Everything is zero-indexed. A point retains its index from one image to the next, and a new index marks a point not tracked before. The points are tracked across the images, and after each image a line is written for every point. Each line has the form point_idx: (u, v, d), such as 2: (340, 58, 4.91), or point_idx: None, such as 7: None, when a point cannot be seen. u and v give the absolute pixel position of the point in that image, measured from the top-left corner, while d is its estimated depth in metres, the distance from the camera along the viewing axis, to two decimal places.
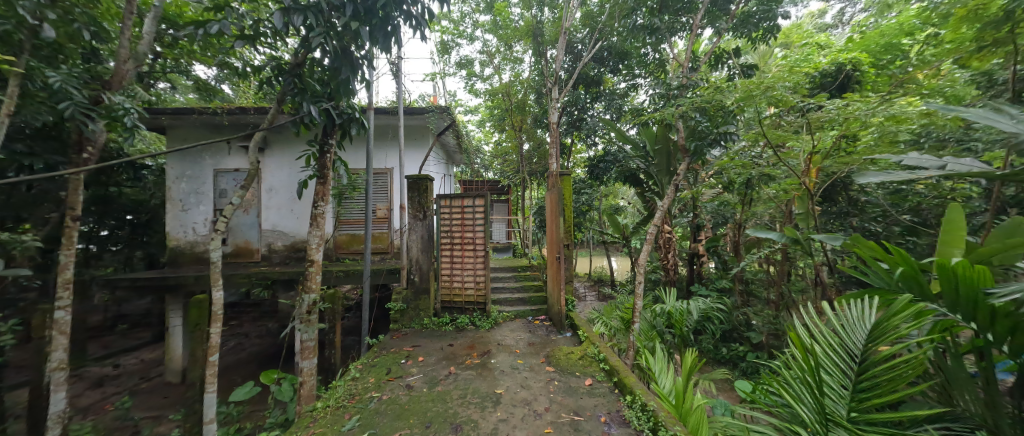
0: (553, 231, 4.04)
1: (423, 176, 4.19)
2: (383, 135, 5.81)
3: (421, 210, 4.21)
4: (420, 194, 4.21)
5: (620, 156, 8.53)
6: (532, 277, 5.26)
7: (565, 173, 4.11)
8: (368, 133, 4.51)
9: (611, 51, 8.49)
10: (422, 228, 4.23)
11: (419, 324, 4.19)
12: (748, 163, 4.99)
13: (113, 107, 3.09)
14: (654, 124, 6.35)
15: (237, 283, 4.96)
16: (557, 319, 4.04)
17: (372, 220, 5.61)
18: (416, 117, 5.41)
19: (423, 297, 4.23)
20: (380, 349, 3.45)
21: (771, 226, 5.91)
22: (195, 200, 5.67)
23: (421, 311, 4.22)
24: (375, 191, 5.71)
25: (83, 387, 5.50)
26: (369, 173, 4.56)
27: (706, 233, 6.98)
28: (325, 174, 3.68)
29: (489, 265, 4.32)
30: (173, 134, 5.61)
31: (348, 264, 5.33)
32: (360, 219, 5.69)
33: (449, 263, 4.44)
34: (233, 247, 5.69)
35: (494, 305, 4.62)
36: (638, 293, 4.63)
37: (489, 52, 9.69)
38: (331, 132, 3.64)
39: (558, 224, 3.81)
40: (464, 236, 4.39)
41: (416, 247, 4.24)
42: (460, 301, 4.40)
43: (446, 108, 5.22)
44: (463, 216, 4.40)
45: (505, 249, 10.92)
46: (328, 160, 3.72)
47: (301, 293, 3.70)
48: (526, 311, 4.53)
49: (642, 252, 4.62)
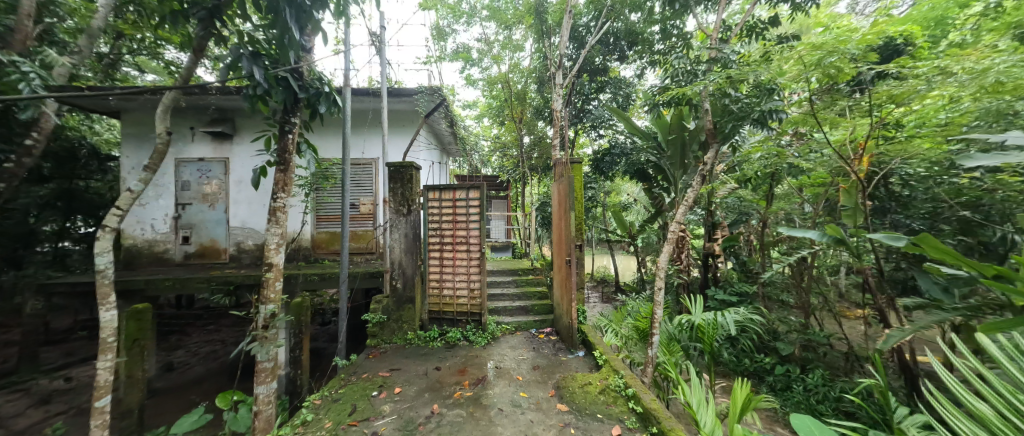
0: (562, 227, 3.39)
1: (407, 164, 3.55)
2: (364, 120, 5.17)
3: (405, 204, 3.58)
4: (404, 185, 3.58)
5: (628, 149, 7.93)
6: (534, 281, 4.66)
7: (575, 161, 3.48)
8: (343, 116, 3.86)
9: (618, 36, 7.87)
10: (406, 226, 3.60)
11: (402, 339, 3.56)
12: (782, 152, 4.38)
13: (7, 71, 2.67)
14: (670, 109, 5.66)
15: (196, 289, 4.31)
16: (566, 335, 3.39)
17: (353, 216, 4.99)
18: (400, 99, 4.76)
19: (407, 307, 3.59)
20: (350, 375, 2.83)
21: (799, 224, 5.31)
22: (154, 193, 5.00)
23: (404, 323, 3.59)
24: (358, 184, 5.09)
25: (25, 404, 4.86)
26: (344, 162, 3.91)
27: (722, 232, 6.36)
28: (287, 160, 3.03)
29: (485, 269, 3.69)
30: (127, 119, 4.96)
31: (326, 267, 4.71)
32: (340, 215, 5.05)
33: (437, 267, 3.80)
34: (198, 247, 5.05)
35: (491, 315, 4.00)
36: (656, 300, 4.02)
37: (488, 40, 9.37)
38: (293, 109, 3.02)
39: (569, 220, 3.16)
40: (456, 234, 3.76)
41: (400, 248, 3.60)
42: (450, 312, 3.78)
43: (436, 88, 4.57)
44: (454, 212, 3.76)
45: (504, 248, 10.34)
46: (290, 142, 3.06)
47: (258, 303, 3.04)
48: (528, 322, 3.93)
49: (662, 254, 4.00)
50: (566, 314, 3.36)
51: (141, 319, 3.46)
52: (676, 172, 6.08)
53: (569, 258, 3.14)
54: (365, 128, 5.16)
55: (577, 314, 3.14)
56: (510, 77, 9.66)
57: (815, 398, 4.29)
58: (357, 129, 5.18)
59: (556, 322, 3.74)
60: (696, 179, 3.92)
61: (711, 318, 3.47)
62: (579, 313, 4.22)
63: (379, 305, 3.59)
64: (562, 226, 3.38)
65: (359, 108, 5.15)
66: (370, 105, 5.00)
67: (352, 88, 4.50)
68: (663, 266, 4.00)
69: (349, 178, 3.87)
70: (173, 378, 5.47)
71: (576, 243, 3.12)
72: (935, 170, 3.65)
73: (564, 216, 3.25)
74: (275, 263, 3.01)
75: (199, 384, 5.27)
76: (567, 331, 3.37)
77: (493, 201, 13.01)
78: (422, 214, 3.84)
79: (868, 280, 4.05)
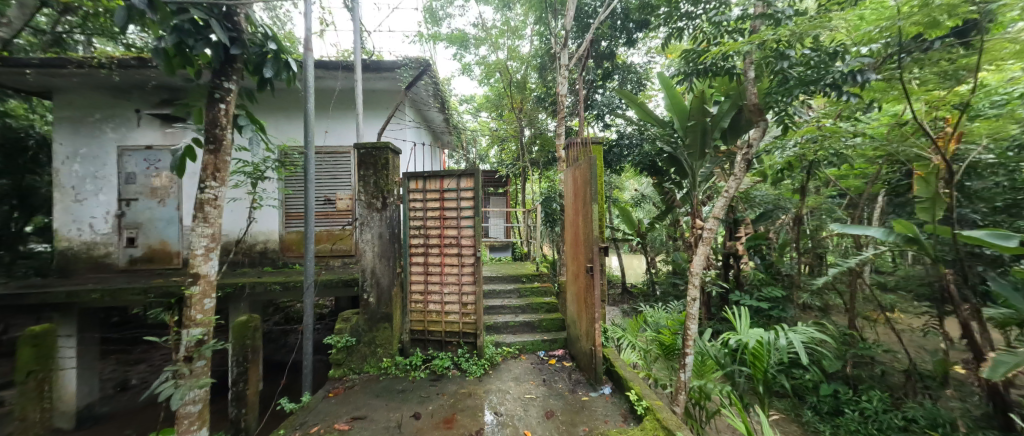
0: (580, 224, 2.67)
1: (381, 146, 2.85)
2: (329, 102, 4.48)
3: (379, 196, 2.89)
4: (377, 173, 2.88)
5: (638, 140, 7.24)
6: (541, 291, 3.95)
7: (596, 140, 2.74)
8: (304, 92, 3.14)
9: (626, 15, 7.17)
10: (381, 224, 2.90)
11: (377, 368, 2.86)
12: (831, 136, 3.69)
13: None
14: (693, 86, 4.68)
15: (132, 302, 3.58)
16: (587, 365, 2.67)
17: (328, 214, 4.31)
18: (373, 75, 4.06)
19: (383, 327, 2.89)
20: (298, 429, 2.12)
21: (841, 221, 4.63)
22: (93, 187, 4.26)
23: (379, 348, 2.90)
24: (333, 177, 4.41)
25: None
26: (308, 150, 3.17)
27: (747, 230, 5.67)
28: (219, 138, 2.30)
29: (481, 278, 2.97)
30: (59, 100, 4.21)
31: (294, 275, 4.01)
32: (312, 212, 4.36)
33: (421, 276, 3.08)
34: (146, 250, 4.31)
35: (488, 334, 3.31)
36: (688, 312, 3.30)
37: (485, 23, 8.66)
38: (225, 73, 2.30)
39: (592, 215, 2.42)
40: (444, 234, 3.04)
41: (373, 252, 2.90)
42: (437, 332, 3.06)
43: (423, 60, 3.87)
44: (442, 207, 3.05)
45: (504, 248, 9.71)
46: (224, 117, 2.33)
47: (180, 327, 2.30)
48: (533, 342, 3.25)
49: (697, 256, 3.27)
50: (586, 337, 2.65)
51: (42, 345, 2.72)
52: (696, 163, 5.15)
53: (590, 264, 2.42)
54: (331, 111, 4.45)
55: (601, 339, 2.43)
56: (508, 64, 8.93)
57: (875, 427, 3.60)
58: (324, 114, 4.48)
59: (572, 345, 3.03)
60: (738, 165, 3.21)
61: (763, 338, 2.77)
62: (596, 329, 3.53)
63: (348, 325, 2.89)
64: (581, 222, 2.66)
65: (325, 88, 4.46)
66: (338, 84, 4.30)
67: (316, 61, 3.76)
68: (698, 272, 3.28)
69: (313, 167, 3.15)
70: (122, 401, 4.73)
71: (600, 245, 2.40)
72: (1008, 155, 2.95)
73: (585, 209, 2.52)
74: (207, 274, 2.30)
75: (151, 409, 4.55)
76: (588, 359, 2.66)
77: (489, 197, 12.19)
78: (402, 210, 3.12)
79: (943, 287, 3.35)
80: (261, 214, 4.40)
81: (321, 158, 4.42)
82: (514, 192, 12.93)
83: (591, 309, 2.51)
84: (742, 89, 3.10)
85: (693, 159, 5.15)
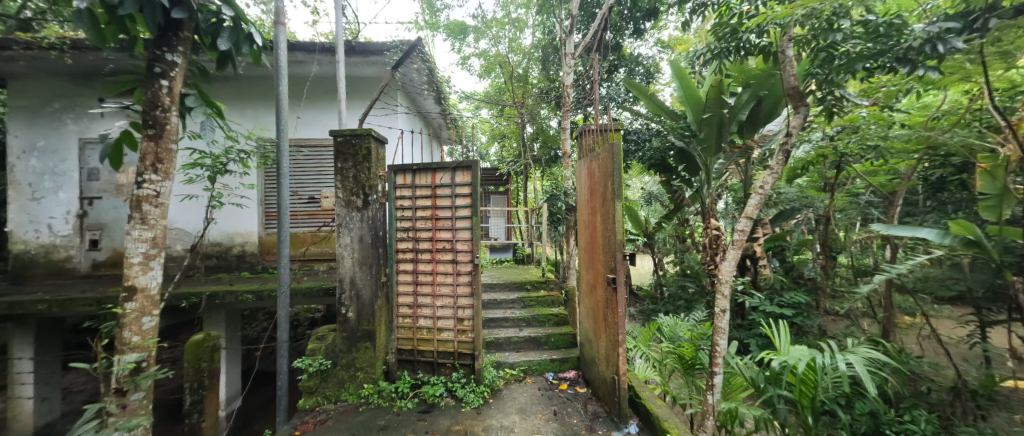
0: (599, 226, 2.27)
1: (362, 133, 2.51)
2: (302, 91, 4.12)
3: (359, 193, 2.52)
4: (358, 166, 2.53)
5: (646, 136, 6.84)
6: (547, 301, 3.65)
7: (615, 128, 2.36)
8: (275, 74, 2.74)
9: (635, 4, 6.76)
10: (362, 226, 2.53)
11: (356, 394, 2.53)
12: None
13: None
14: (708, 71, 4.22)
15: (84, 313, 3.18)
16: (608, 396, 2.29)
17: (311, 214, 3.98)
18: (357, 59, 3.71)
19: (364, 347, 2.55)
20: None
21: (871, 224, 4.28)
22: (53, 183, 3.86)
23: (360, 372, 2.55)
24: (316, 173, 4.04)
25: None
26: (279, 141, 2.76)
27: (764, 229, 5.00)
28: (161, 121, 1.88)
29: (479, 291, 2.60)
30: (16, 89, 3.85)
31: (270, 281, 3.62)
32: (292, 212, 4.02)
33: (410, 287, 2.72)
34: (111, 254, 3.93)
35: (489, 354, 3.00)
36: (715, 326, 2.88)
37: (485, 14, 8.24)
38: (170, 43, 1.91)
39: (616, 216, 2.03)
40: (436, 238, 2.68)
41: (353, 260, 2.53)
42: (428, 352, 2.73)
43: (415, 42, 3.54)
44: (434, 206, 2.68)
45: (506, 248, 9.46)
46: (169, 95, 1.92)
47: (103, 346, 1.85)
48: (538, 362, 2.91)
49: (726, 261, 2.85)
50: (608, 363, 2.24)
51: None
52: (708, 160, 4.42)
53: (613, 276, 2.01)
54: (304, 100, 4.08)
55: (627, 367, 2.02)
56: (509, 57, 8.53)
57: None
58: (298, 104, 4.11)
59: (588, 369, 2.65)
60: (774, 157, 2.79)
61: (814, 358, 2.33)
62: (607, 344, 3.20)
63: (322, 345, 2.53)
64: (600, 223, 2.26)
65: (297, 76, 4.12)
66: (312, 70, 3.96)
67: (293, 41, 3.39)
68: (727, 279, 2.86)
69: (286, 162, 2.75)
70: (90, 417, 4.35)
71: (624, 252, 2.00)
72: None
73: (606, 208, 2.13)
74: (146, 288, 1.89)
75: None
76: (608, 389, 2.26)
77: (490, 196, 11.77)
78: (386, 208, 2.72)
79: (1006, 297, 2.94)
80: (225, 211, 4.01)
81: (297, 152, 4.03)
82: (516, 191, 12.55)
83: (613, 331, 2.11)
84: (779, 70, 2.70)
85: (706, 155, 4.54)
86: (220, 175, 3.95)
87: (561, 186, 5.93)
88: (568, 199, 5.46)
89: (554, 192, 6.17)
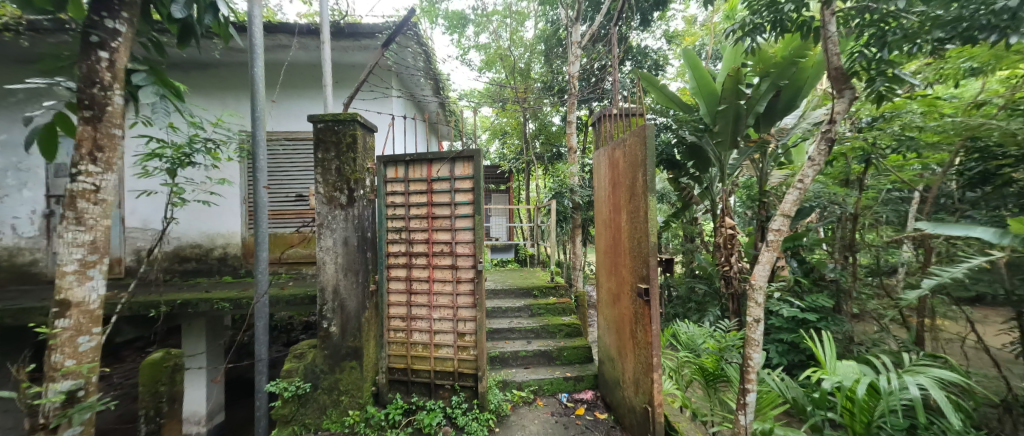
0: (629, 227, 2.20)
1: (346, 118, 2.29)
2: (276, 79, 3.87)
3: (343, 189, 2.31)
4: (344, 161, 2.32)
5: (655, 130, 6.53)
6: (558, 309, 3.59)
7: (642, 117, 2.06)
8: (251, 53, 2.42)
9: None
10: (346, 226, 2.32)
11: (343, 420, 2.30)
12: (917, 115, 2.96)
13: None
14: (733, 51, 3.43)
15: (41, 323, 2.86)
16: (637, 425, 2.10)
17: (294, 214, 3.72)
18: (347, 43, 3.47)
19: (349, 367, 2.32)
20: None
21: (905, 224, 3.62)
22: (15, 180, 3.73)
23: (344, 395, 2.32)
24: (302, 170, 3.80)
25: None
26: (256, 133, 2.43)
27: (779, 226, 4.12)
28: (101, 99, 1.57)
29: (481, 304, 2.35)
30: None
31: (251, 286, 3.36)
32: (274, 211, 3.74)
33: (404, 296, 2.48)
34: None
35: (496, 373, 2.82)
36: (747, 338, 2.51)
37: (486, 6, 7.93)
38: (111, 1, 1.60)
39: (649, 218, 1.90)
40: (432, 240, 2.43)
41: (336, 267, 2.32)
42: (423, 372, 2.48)
43: (411, 22, 3.30)
44: (430, 204, 2.43)
45: (507, 248, 9.17)
46: (117, 70, 1.62)
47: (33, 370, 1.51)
48: (550, 381, 2.74)
49: (760, 264, 2.47)
50: (638, 386, 2.08)
51: None
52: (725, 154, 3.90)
53: (646, 286, 1.92)
54: (278, 88, 3.80)
55: (661, 389, 1.88)
56: (510, 51, 8.27)
57: None
58: (269, 91, 3.84)
59: (613, 393, 2.44)
60: (814, 145, 2.45)
61: (873, 377, 2.00)
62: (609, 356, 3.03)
63: (300, 365, 2.32)
64: (628, 223, 2.22)
65: (270, 61, 3.86)
66: (291, 54, 3.68)
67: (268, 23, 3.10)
68: (762, 284, 2.47)
69: (263, 156, 2.46)
70: None
71: (657, 260, 1.92)
72: None
73: (636, 204, 2.05)
74: (84, 302, 1.57)
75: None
76: (638, 419, 2.07)
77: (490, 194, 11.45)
78: (374, 206, 2.50)
79: None
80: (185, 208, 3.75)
81: (277, 142, 3.78)
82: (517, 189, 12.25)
83: (646, 348, 1.97)
84: (823, 47, 2.38)
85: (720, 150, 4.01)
86: (177, 169, 3.70)
87: (566, 183, 5.62)
88: (575, 196, 5.14)
89: (560, 189, 5.86)
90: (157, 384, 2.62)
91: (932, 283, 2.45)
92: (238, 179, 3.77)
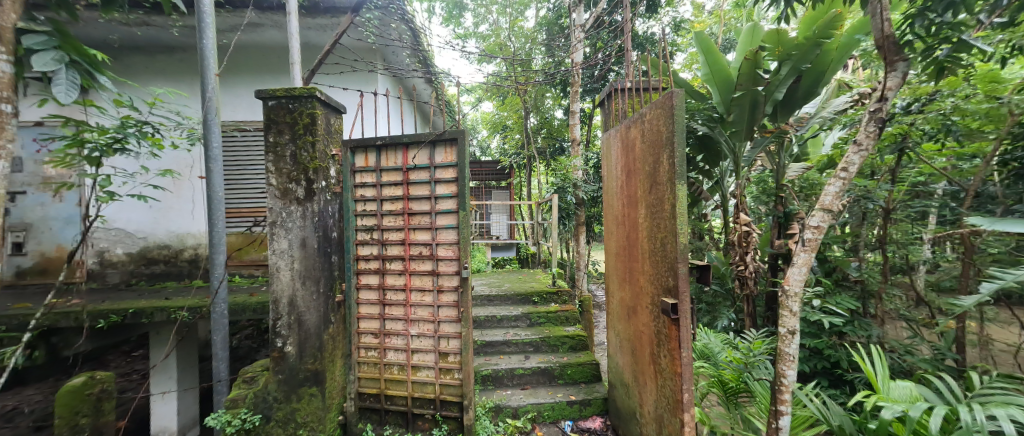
0: (647, 228, 1.87)
1: (304, 93, 2.13)
2: (244, 61, 3.85)
3: (300, 180, 2.16)
4: (300, 146, 2.17)
5: None
6: (560, 318, 3.33)
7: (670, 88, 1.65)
8: (200, 24, 2.20)
9: None
10: (304, 225, 2.15)
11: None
12: None
13: None
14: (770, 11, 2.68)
15: None
16: None
17: (244, 209, 3.66)
18: (323, 20, 3.34)
19: (309, 386, 2.14)
20: None
21: (943, 221, 2.80)
22: None
23: (303, 428, 2.13)
24: (256, 163, 3.71)
25: None
26: (211, 121, 2.21)
27: (798, 221, 3.22)
28: None
29: (463, 317, 2.25)
30: None
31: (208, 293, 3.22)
32: (231, 207, 3.66)
33: (377, 309, 2.40)
34: (38, 260, 3.87)
35: (484, 397, 2.63)
36: (779, 352, 2.11)
37: None
38: None
39: (679, 217, 1.56)
40: (409, 242, 2.35)
41: (292, 274, 2.15)
42: (399, 398, 2.38)
43: None
44: (405, 194, 2.35)
45: (508, 247, 8.81)
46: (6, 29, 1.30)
47: None
48: (550, 407, 2.54)
49: (794, 267, 2.07)
50: (661, 424, 1.77)
51: None
52: (737, 144, 3.32)
53: (674, 302, 1.60)
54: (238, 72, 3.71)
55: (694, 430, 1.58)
56: (510, 42, 7.87)
57: None
58: (242, 73, 3.83)
59: (629, 423, 2.15)
60: (859, 128, 2.04)
61: (947, 409, 1.63)
62: (593, 368, 2.84)
63: (252, 393, 2.12)
64: (646, 221, 1.88)
65: (245, 42, 3.80)
66: (266, 32, 3.63)
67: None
68: (797, 291, 2.06)
69: (218, 144, 2.24)
70: None
71: (687, 269, 1.60)
72: None
73: (659, 197, 1.71)
74: None
75: None
76: None
77: (492, 191, 11.10)
78: (339, 203, 2.37)
79: None
80: (123, 202, 3.75)
81: (228, 132, 3.71)
82: (519, 186, 11.88)
83: (673, 379, 1.67)
84: (870, 12, 2.00)
85: (734, 141, 3.32)
86: (109, 161, 3.65)
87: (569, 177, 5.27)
88: (578, 191, 4.81)
89: (562, 184, 5.48)
90: (76, 415, 2.56)
91: (988, 290, 1.88)
92: (184, 171, 3.78)
